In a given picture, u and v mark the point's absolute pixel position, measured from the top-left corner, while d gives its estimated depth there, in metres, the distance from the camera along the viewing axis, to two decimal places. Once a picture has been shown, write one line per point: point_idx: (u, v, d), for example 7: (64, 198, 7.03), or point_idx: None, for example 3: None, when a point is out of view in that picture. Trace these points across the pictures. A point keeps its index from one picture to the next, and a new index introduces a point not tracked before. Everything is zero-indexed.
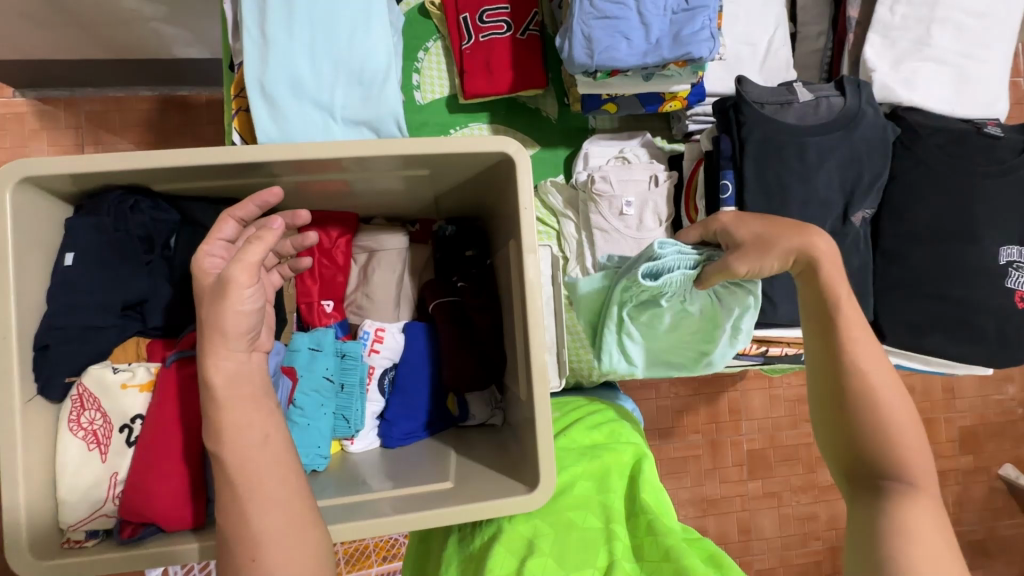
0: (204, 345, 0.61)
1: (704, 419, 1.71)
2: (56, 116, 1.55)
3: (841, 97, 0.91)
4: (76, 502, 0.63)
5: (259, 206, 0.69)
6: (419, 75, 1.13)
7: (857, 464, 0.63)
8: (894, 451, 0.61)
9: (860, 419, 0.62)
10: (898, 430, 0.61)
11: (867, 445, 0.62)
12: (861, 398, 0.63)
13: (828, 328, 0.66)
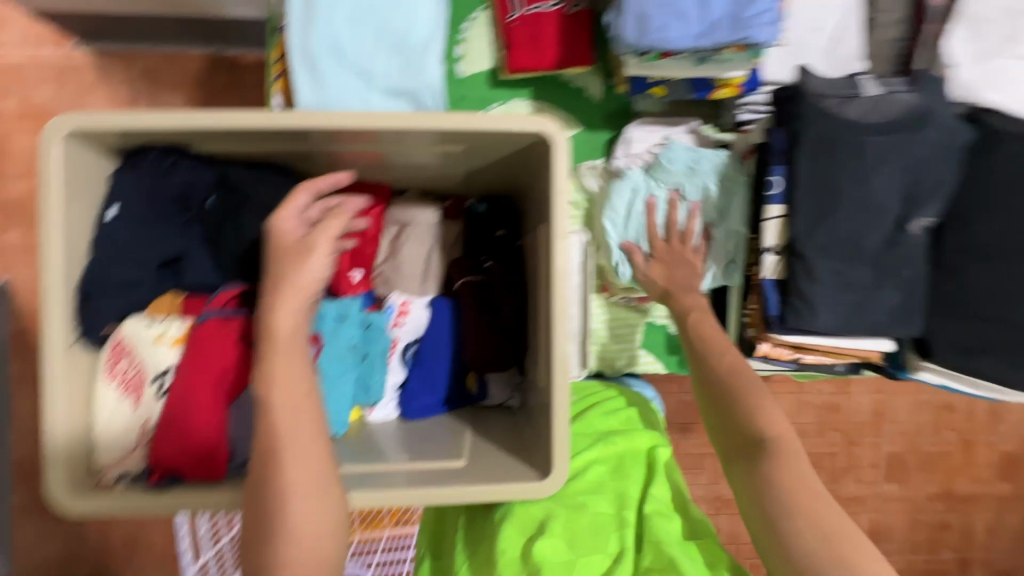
0: (276, 297, 0.64)
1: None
2: (111, 69, 1.59)
3: (911, 93, 0.84)
4: (112, 443, 0.67)
5: (330, 184, 0.71)
6: (463, 46, 1.10)
7: (731, 439, 0.71)
8: (760, 421, 0.69)
9: (726, 402, 0.72)
10: (756, 402, 0.71)
11: (736, 421, 0.71)
12: (720, 383, 0.75)
13: (689, 329, 0.84)
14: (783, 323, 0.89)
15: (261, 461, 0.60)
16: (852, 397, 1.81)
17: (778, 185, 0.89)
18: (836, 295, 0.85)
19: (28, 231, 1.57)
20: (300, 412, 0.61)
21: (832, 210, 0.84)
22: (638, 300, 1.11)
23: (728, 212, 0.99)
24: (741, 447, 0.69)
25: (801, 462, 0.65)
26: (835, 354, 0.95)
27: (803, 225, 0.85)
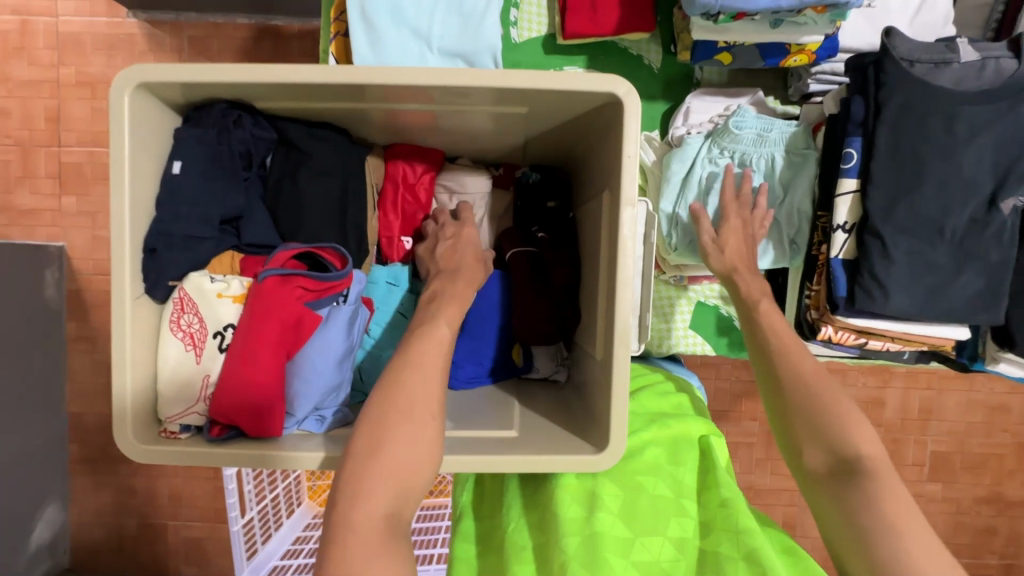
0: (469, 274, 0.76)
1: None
2: (162, 39, 1.61)
3: (1015, 60, 0.77)
4: (174, 396, 0.68)
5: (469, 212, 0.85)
6: (517, 11, 1.07)
7: (814, 458, 0.67)
8: (845, 438, 0.65)
9: (804, 415, 0.69)
10: (840, 415, 0.67)
11: (818, 436, 0.67)
12: (797, 392, 0.71)
13: (760, 329, 0.80)
14: (850, 306, 0.84)
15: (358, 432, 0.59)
16: (901, 392, 1.74)
17: (855, 157, 0.82)
18: (911, 278, 0.80)
19: (83, 196, 1.62)
20: (418, 387, 0.61)
21: (915, 186, 0.79)
22: (688, 279, 1.08)
23: (794, 186, 0.95)
24: (828, 466, 0.65)
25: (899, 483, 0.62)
26: (902, 341, 0.90)
27: (881, 201, 0.80)
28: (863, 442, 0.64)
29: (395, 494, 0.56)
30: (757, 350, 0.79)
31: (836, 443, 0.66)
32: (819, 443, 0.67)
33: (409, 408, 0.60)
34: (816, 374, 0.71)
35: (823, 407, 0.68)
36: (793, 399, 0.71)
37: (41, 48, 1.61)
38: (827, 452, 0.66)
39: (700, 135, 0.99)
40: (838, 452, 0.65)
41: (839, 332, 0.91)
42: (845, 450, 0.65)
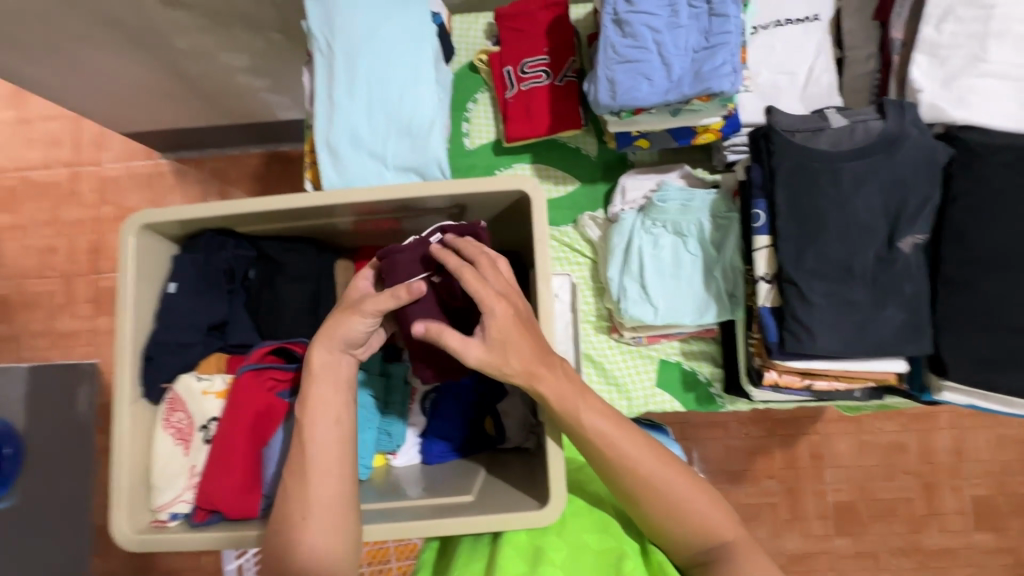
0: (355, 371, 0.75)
1: (780, 463, 1.69)
2: (187, 172, 1.88)
3: (881, 120, 0.88)
4: (164, 486, 0.76)
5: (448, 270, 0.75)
6: (470, 124, 1.25)
7: (682, 550, 0.73)
8: (712, 530, 0.71)
9: (662, 516, 0.71)
10: (694, 507, 0.71)
11: (689, 536, 0.71)
12: (656, 500, 0.70)
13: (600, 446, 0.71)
14: (783, 349, 0.90)
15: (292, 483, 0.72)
16: (920, 435, 1.69)
17: (763, 217, 0.93)
18: (831, 319, 0.86)
19: (115, 315, 1.81)
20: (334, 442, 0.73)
21: (817, 235, 0.87)
22: (648, 338, 1.14)
23: (725, 244, 1.04)
24: (698, 554, 0.72)
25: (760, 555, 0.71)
26: (847, 379, 0.94)
27: (790, 252, 0.88)
28: (727, 529, 0.71)
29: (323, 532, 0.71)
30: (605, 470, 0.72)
31: (701, 530, 0.71)
32: (683, 536, 0.71)
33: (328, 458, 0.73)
34: (663, 473, 0.70)
35: (684, 506, 0.70)
36: (640, 503, 0.71)
37: (85, 193, 1.88)
38: (692, 541, 0.71)
39: (633, 211, 1.11)
40: (710, 543, 0.71)
41: (785, 375, 0.95)
42: (710, 534, 0.71)
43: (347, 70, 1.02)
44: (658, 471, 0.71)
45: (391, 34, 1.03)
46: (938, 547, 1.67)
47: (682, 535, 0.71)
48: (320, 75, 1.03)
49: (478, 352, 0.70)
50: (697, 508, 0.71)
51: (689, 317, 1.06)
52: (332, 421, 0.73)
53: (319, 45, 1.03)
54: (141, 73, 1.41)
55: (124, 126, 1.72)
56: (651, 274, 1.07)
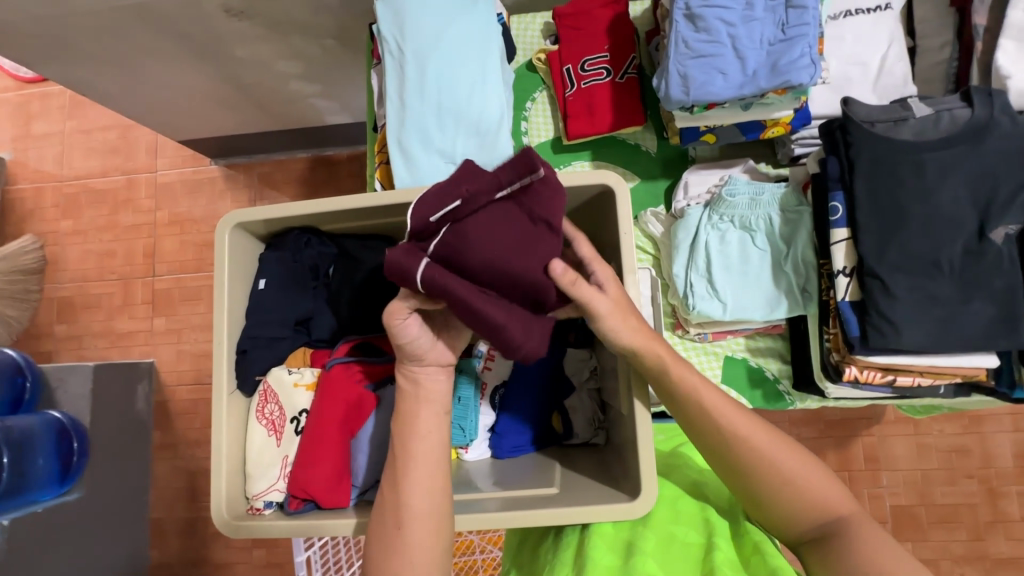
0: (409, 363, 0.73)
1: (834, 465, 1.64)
2: (237, 178, 1.94)
3: (968, 108, 0.86)
4: (259, 475, 0.79)
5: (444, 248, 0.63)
6: (527, 122, 1.26)
7: (792, 529, 0.71)
8: (824, 505, 0.69)
9: (766, 488, 0.70)
10: (799, 477, 0.70)
11: (798, 513, 0.70)
12: (763, 471, 0.70)
13: (704, 414, 0.73)
14: (866, 344, 0.88)
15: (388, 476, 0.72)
16: (983, 437, 1.63)
17: (841, 210, 0.91)
18: (917, 313, 0.84)
19: (171, 315, 1.88)
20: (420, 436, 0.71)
21: (901, 227, 0.85)
22: (713, 335, 1.13)
23: (795, 238, 1.03)
24: (811, 534, 0.69)
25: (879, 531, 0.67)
26: (932, 374, 0.92)
27: (872, 245, 0.86)
28: (838, 504, 0.69)
29: (429, 523, 0.69)
30: (706, 440, 0.74)
31: (809, 502, 0.69)
32: (789, 511, 0.70)
33: (419, 457, 0.71)
34: (765, 443, 0.71)
35: (792, 477, 0.70)
36: (743, 473, 0.71)
37: (143, 198, 1.97)
38: (800, 516, 0.70)
39: (699, 206, 1.10)
40: (821, 519, 0.69)
41: (865, 371, 0.93)
42: (817, 509, 0.69)
43: (417, 71, 1.04)
44: (762, 441, 0.71)
45: (459, 35, 1.05)
46: (1004, 554, 1.60)
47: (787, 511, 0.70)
48: (390, 77, 1.05)
49: (610, 310, 0.72)
50: (805, 480, 0.70)
51: (760, 313, 1.05)
52: (424, 430, 0.72)
53: (390, 48, 1.06)
54: (200, 83, 1.46)
55: (180, 134, 1.79)
56: (718, 270, 1.06)
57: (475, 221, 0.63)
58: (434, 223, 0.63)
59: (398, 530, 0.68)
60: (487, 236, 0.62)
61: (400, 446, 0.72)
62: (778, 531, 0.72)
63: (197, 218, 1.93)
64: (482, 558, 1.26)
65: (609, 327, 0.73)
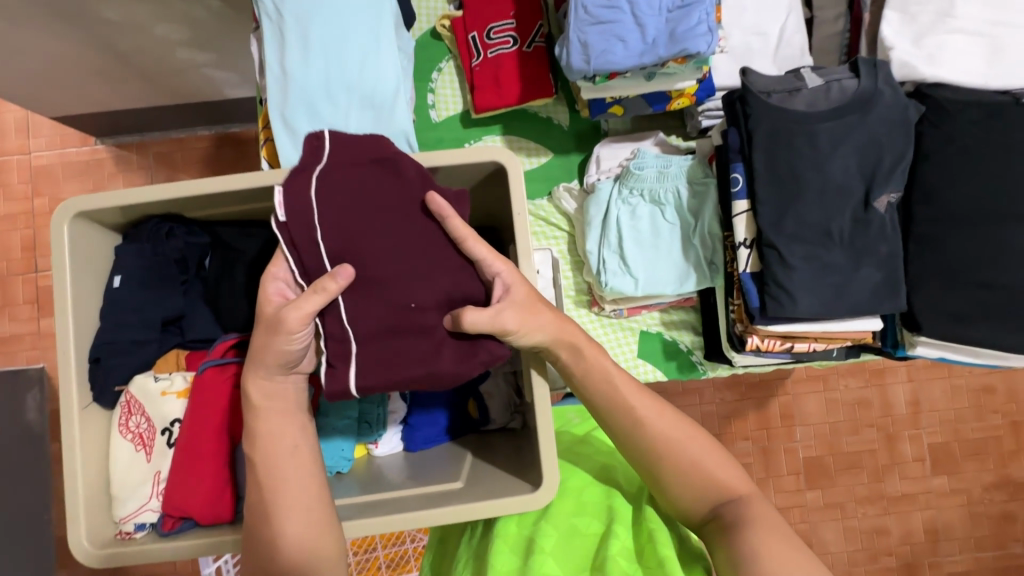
0: (255, 370, 0.67)
1: (754, 424, 1.73)
2: (129, 159, 1.74)
3: (855, 79, 0.87)
4: (126, 497, 0.70)
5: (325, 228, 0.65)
6: (434, 94, 1.19)
7: (693, 511, 0.72)
8: (723, 485, 0.72)
9: (669, 471, 0.72)
10: (700, 458, 0.72)
11: (698, 495, 0.71)
12: (667, 453, 0.72)
13: (614, 400, 0.74)
14: (766, 314, 0.90)
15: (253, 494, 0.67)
16: (883, 389, 1.76)
17: (741, 181, 0.91)
18: (812, 281, 0.86)
19: None
20: (281, 444, 0.67)
21: (794, 198, 0.86)
22: (628, 311, 1.13)
23: (702, 212, 1.03)
24: (708, 516, 0.71)
25: (771, 510, 0.69)
26: (826, 339, 0.95)
27: (770, 216, 0.87)
28: (736, 483, 0.72)
29: (305, 534, 0.65)
30: (613, 425, 0.74)
31: (707, 482, 0.71)
32: (691, 491, 0.71)
33: (288, 469, 0.66)
34: (672, 425, 0.73)
35: (694, 459, 0.72)
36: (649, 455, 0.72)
37: (15, 184, 1.72)
38: (702, 496, 0.71)
39: (610, 180, 1.08)
40: (722, 500, 0.71)
41: (766, 340, 0.96)
42: (717, 487, 0.71)
43: (299, 36, 0.94)
44: (668, 424, 0.73)
45: None
46: (899, 492, 1.76)
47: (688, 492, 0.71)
48: (269, 43, 0.94)
49: (521, 324, 0.67)
50: (705, 463, 0.72)
51: (670, 287, 1.05)
52: (288, 446, 0.67)
53: (267, 9, 0.94)
54: (67, 55, 1.28)
55: (52, 110, 1.57)
56: (629, 246, 1.05)
57: (325, 203, 0.65)
58: (281, 223, 0.64)
59: (283, 543, 0.65)
60: (342, 199, 0.66)
61: (269, 459, 0.66)
62: (679, 515, 0.73)
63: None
64: (412, 546, 1.23)
65: (523, 337, 0.69)
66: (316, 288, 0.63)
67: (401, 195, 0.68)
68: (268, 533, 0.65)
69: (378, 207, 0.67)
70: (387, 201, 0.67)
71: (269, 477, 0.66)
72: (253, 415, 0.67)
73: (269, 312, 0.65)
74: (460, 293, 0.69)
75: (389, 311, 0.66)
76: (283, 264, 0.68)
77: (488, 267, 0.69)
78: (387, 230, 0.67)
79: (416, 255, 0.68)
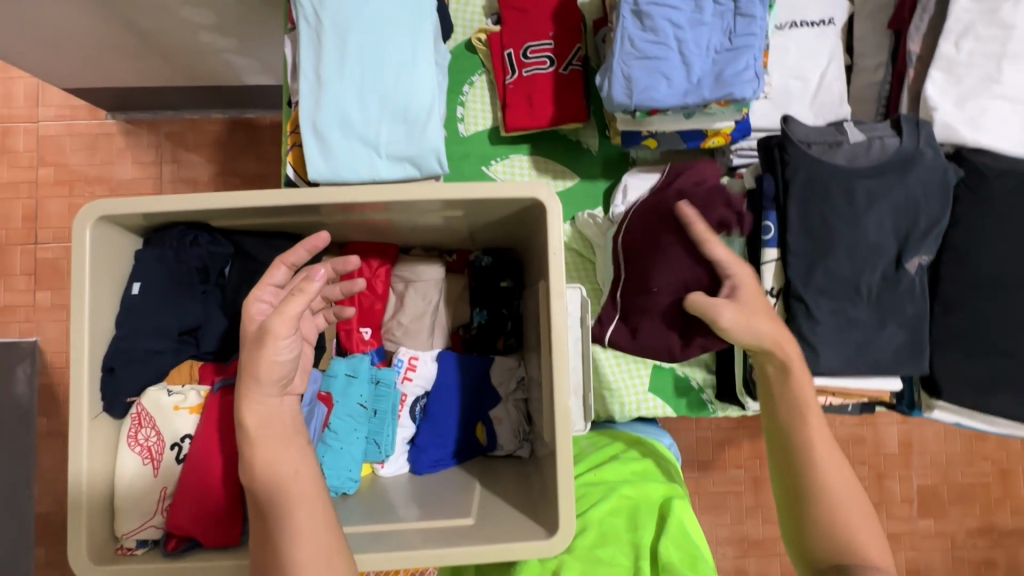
0: (242, 390, 0.65)
1: (748, 453, 1.62)
2: (139, 135, 1.70)
3: (897, 137, 0.86)
4: (130, 512, 0.68)
5: (308, 251, 0.70)
6: (464, 108, 1.17)
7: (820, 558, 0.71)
8: (856, 546, 0.70)
9: (812, 507, 0.73)
10: (853, 521, 0.72)
11: (830, 544, 0.71)
12: (817, 485, 0.73)
13: (785, 415, 0.78)
14: None
15: (261, 523, 0.65)
16: (878, 428, 1.77)
17: (773, 229, 0.89)
18: (837, 337, 0.85)
19: (58, 289, 1.65)
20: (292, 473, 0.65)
21: (827, 253, 0.85)
22: None
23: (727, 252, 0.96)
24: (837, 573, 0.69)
25: None
26: (842, 395, 0.94)
27: (800, 268, 0.86)
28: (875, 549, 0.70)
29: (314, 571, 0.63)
30: (775, 439, 0.78)
31: (849, 548, 0.70)
32: (823, 538, 0.71)
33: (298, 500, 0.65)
34: (833, 467, 0.74)
35: (836, 506, 0.72)
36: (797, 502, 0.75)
37: (22, 151, 1.69)
38: (833, 548, 0.71)
39: None
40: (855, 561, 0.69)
41: None
42: (857, 555, 0.69)
43: (337, 43, 0.91)
44: (832, 467, 0.74)
45: (386, 7, 0.92)
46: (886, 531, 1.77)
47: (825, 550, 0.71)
48: (305, 49, 0.92)
49: (736, 321, 0.77)
50: (848, 514, 0.72)
51: None
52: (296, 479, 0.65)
53: (305, 13, 0.92)
54: (89, 27, 1.24)
55: (66, 82, 1.53)
56: None
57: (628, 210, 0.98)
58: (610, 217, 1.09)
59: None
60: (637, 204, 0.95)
61: (280, 490, 0.64)
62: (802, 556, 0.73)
63: (89, 179, 1.69)
64: None
65: (738, 335, 0.77)
66: (297, 291, 0.66)
67: (663, 201, 0.90)
68: (278, 566, 0.63)
69: (649, 212, 0.92)
70: (654, 207, 0.91)
71: (282, 508, 0.64)
72: (250, 445, 0.65)
73: (253, 330, 0.66)
74: (692, 284, 0.84)
75: (636, 290, 0.92)
76: (265, 285, 0.68)
77: (723, 268, 0.81)
78: (649, 231, 0.90)
79: (659, 253, 0.88)
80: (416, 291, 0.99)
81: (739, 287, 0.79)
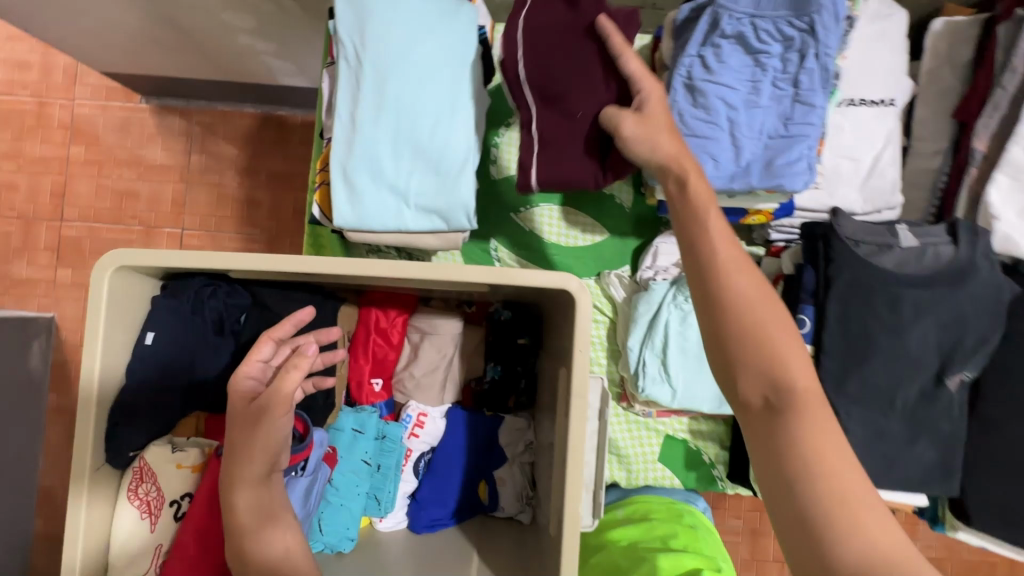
0: (232, 473, 0.63)
1: (747, 505, 1.58)
2: (171, 122, 1.69)
3: (952, 246, 0.81)
4: (123, 567, 0.68)
5: (295, 323, 0.69)
6: (498, 149, 1.13)
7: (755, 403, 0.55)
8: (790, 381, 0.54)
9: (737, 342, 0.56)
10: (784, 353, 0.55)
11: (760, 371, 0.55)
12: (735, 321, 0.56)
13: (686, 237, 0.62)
14: None
15: None
16: None
17: (808, 323, 0.85)
18: (863, 448, 0.82)
19: (79, 268, 1.66)
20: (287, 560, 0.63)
21: (864, 359, 0.81)
22: (657, 413, 1.09)
23: None
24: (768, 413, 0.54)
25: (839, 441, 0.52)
26: None
27: (832, 371, 0.82)
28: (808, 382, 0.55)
29: None
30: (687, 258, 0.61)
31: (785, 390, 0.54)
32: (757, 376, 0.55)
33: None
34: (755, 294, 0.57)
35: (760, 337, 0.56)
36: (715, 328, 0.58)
37: (56, 128, 1.69)
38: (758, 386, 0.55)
39: (665, 282, 1.04)
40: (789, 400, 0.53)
41: None
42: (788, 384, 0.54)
43: (375, 88, 0.89)
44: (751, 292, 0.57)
45: (430, 54, 0.90)
46: None
47: (749, 371, 0.55)
48: (343, 91, 0.89)
49: (636, 130, 0.75)
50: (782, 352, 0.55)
51: (708, 404, 1.01)
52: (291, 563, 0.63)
53: (347, 52, 0.89)
54: (129, 21, 1.22)
55: (103, 64, 1.52)
56: (672, 357, 1.01)
57: (532, 21, 0.86)
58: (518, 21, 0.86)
59: None
60: (542, 17, 0.86)
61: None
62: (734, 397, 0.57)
63: (118, 162, 1.68)
64: None
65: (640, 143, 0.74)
66: (290, 366, 0.64)
67: (571, 19, 0.85)
68: None
69: (562, 35, 0.85)
70: (565, 28, 0.85)
71: None
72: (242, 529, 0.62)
73: (244, 411, 0.63)
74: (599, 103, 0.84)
75: (557, 117, 0.87)
76: (251, 360, 0.66)
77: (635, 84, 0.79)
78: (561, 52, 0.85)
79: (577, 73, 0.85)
80: (431, 344, 0.96)
81: (648, 99, 0.77)
